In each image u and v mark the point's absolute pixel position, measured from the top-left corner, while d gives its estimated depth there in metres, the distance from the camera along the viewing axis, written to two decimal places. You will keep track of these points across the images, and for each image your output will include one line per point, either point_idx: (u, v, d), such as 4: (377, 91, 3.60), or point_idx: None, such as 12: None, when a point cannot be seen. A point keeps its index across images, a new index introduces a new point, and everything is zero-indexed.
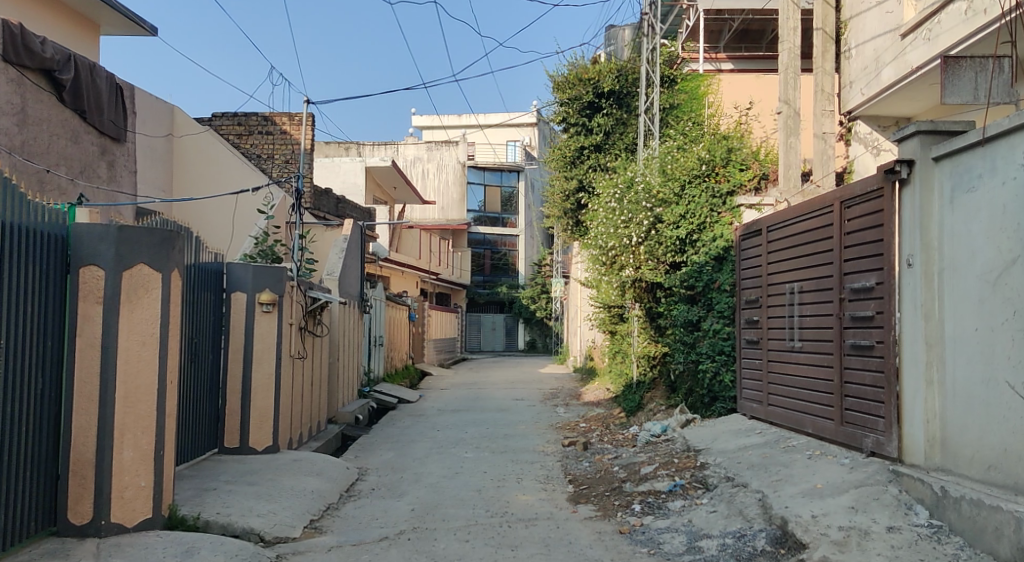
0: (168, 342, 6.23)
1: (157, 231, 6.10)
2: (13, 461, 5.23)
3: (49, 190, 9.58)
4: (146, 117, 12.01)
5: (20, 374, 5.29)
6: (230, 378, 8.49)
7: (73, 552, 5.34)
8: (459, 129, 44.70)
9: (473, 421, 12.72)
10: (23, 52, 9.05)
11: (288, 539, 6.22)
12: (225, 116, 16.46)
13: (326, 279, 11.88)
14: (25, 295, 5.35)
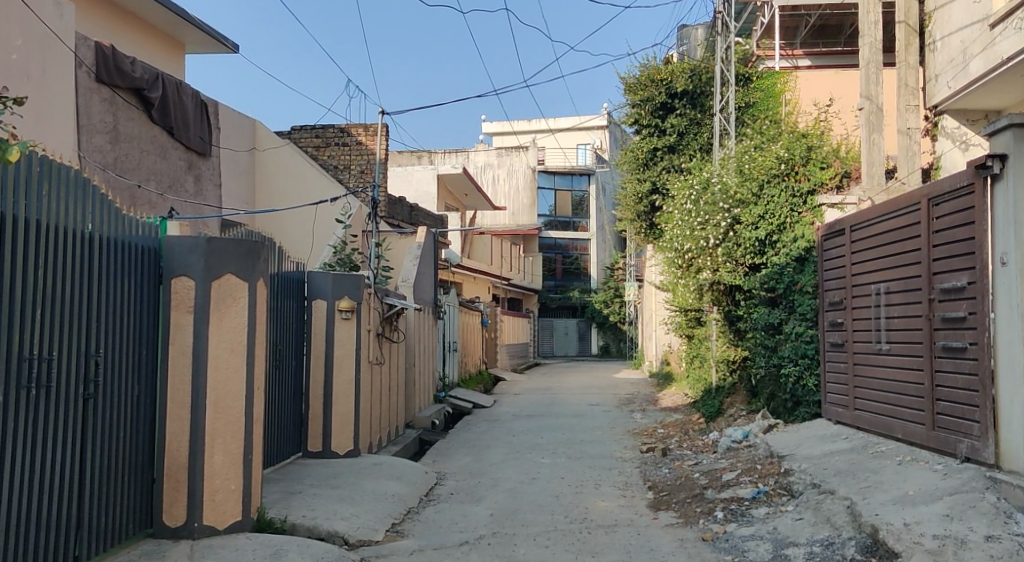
0: (254, 349, 6.40)
1: (243, 242, 6.29)
2: (113, 464, 5.46)
3: (140, 204, 9.99)
4: (229, 132, 12.39)
5: (119, 381, 5.53)
6: (312, 383, 8.69)
7: (168, 554, 5.53)
8: (529, 134, 45.54)
9: (548, 427, 12.74)
10: (113, 72, 9.45)
11: (371, 542, 6.31)
12: (304, 129, 16.89)
13: (402, 286, 12.05)
14: (123, 305, 5.60)
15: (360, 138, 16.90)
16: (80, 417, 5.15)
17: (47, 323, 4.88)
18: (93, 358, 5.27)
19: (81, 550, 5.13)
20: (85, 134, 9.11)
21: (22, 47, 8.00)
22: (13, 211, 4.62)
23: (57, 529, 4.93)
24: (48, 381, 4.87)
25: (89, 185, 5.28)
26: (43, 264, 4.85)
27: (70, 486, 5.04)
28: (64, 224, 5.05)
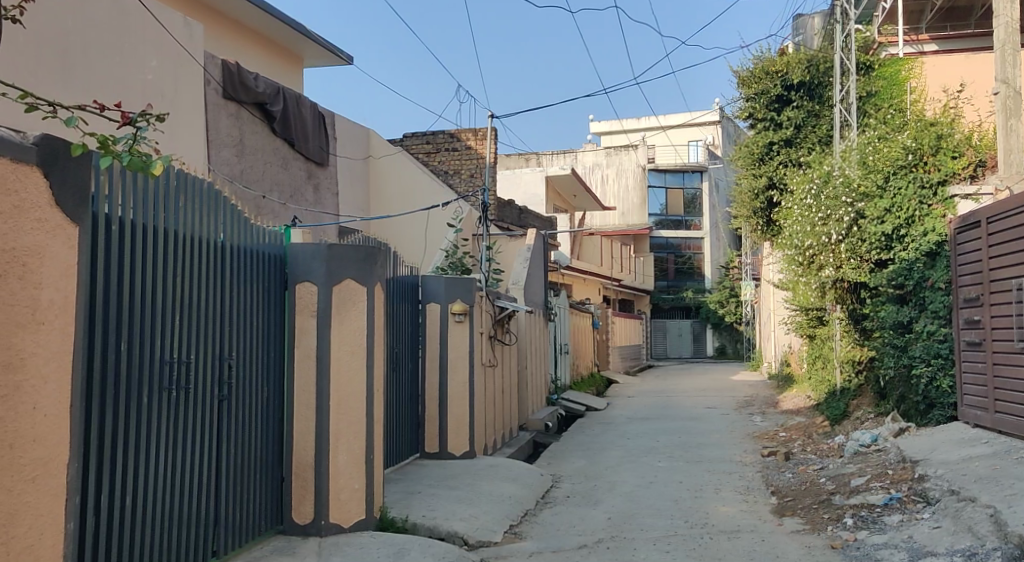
0: (374, 352, 6.60)
1: (362, 248, 6.48)
2: (245, 463, 5.80)
3: (265, 214, 10.45)
4: (346, 141, 12.84)
5: (250, 383, 5.88)
6: (428, 386, 8.87)
7: (298, 550, 5.77)
8: (638, 132, 47.90)
9: (663, 430, 12.57)
10: (238, 87, 9.88)
11: (490, 543, 6.36)
12: (415, 136, 17.29)
13: (512, 289, 12.22)
14: (252, 311, 5.94)
15: (469, 143, 17.13)
16: (214, 417, 5.52)
17: (184, 330, 5.26)
18: (226, 362, 5.64)
19: (219, 545, 5.49)
20: (214, 148, 9.58)
21: (157, 67, 8.60)
22: (152, 224, 5.03)
23: (197, 523, 5.31)
24: (185, 383, 5.27)
25: (218, 198, 5.64)
26: (179, 272, 5.25)
27: (206, 482, 5.41)
28: (198, 235, 5.43)
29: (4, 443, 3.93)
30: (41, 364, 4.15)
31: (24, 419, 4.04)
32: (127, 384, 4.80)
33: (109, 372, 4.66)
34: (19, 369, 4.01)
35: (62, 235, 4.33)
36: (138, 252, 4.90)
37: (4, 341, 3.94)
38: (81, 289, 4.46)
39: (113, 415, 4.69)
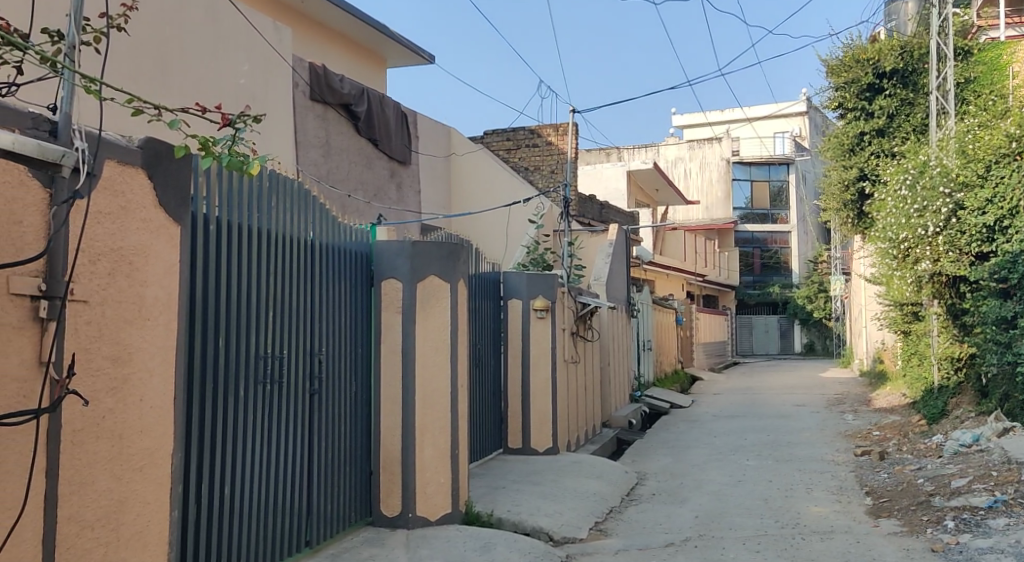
0: (457, 349, 6.72)
1: (444, 244, 6.62)
2: (336, 455, 5.97)
3: (350, 213, 10.64)
4: (427, 140, 13.08)
5: (339, 378, 6.05)
6: (510, 383, 8.96)
7: (387, 541, 5.90)
8: (723, 124, 49.58)
9: (750, 427, 12.38)
10: (323, 89, 10.12)
11: (576, 540, 6.34)
12: (496, 133, 17.46)
13: (594, 285, 12.31)
14: (341, 307, 6.11)
15: (550, 139, 17.22)
16: (307, 411, 5.71)
17: (276, 327, 5.47)
18: (317, 356, 5.82)
19: (313, 536, 5.67)
20: (303, 149, 9.85)
21: (249, 72, 8.93)
22: (246, 223, 5.24)
23: (292, 513, 5.51)
24: (278, 377, 5.46)
25: (309, 198, 5.82)
26: (272, 269, 5.44)
27: (299, 474, 5.60)
28: (290, 234, 5.62)
29: (113, 433, 4.25)
30: (147, 358, 4.45)
31: (131, 411, 4.35)
32: (224, 378, 5.03)
33: (207, 367, 4.89)
34: (126, 362, 4.34)
35: (164, 235, 4.59)
36: (233, 250, 5.11)
37: (111, 337, 4.26)
38: (181, 287, 4.71)
39: (211, 408, 4.92)
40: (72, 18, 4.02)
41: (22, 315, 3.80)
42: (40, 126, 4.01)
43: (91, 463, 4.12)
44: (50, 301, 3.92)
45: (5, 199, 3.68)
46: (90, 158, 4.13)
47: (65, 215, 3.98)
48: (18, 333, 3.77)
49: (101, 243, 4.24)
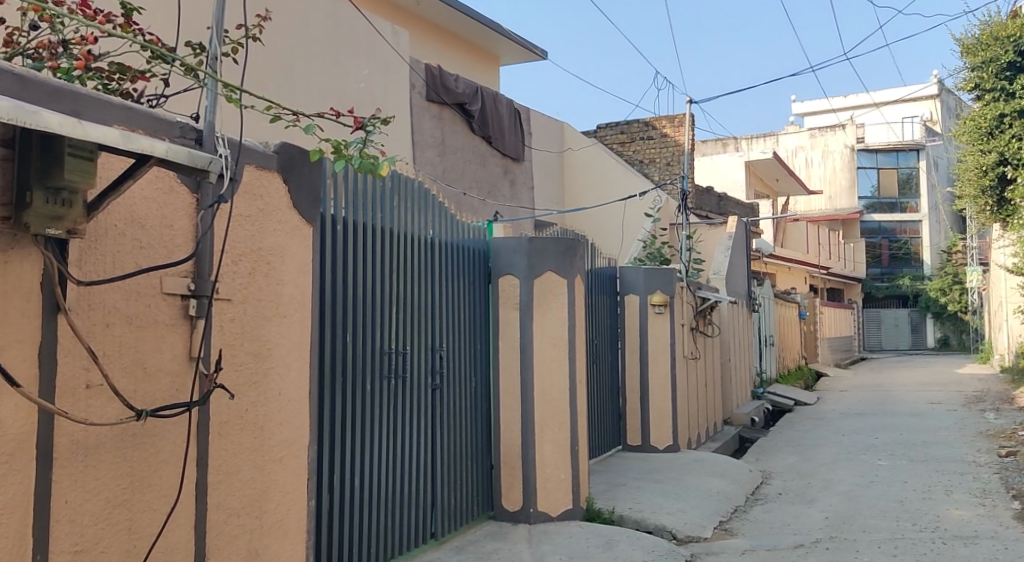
0: (576, 345, 6.76)
1: (561, 240, 6.68)
2: (457, 449, 6.11)
3: (465, 210, 11.63)
4: (540, 136, 14.57)
5: (459, 373, 6.18)
6: (629, 378, 10.11)
7: (509, 535, 6.01)
8: (848, 110, 49.77)
9: (882, 426, 11.95)
10: (440, 90, 11.02)
11: (700, 539, 6.29)
12: (610, 129, 18.73)
13: (713, 279, 13.02)
14: (459, 304, 6.26)
15: (664, 131, 18.32)
16: (429, 405, 5.85)
17: (399, 324, 5.61)
18: (438, 352, 5.96)
19: (437, 529, 5.81)
20: (419, 149, 10.77)
21: (369, 75, 9.78)
22: (370, 222, 5.39)
23: (417, 506, 5.66)
24: (401, 372, 5.60)
25: (429, 196, 5.97)
26: (396, 267, 5.60)
27: (424, 468, 5.75)
28: (411, 231, 5.77)
29: (255, 425, 4.45)
30: (285, 353, 4.65)
31: (271, 404, 4.55)
32: (354, 373, 5.20)
33: (339, 363, 5.07)
34: (266, 357, 4.54)
35: (299, 235, 4.79)
36: (358, 249, 5.27)
37: (252, 332, 4.48)
38: (313, 287, 4.91)
39: (341, 403, 5.10)
40: (213, 30, 4.18)
41: (174, 312, 4.09)
42: (187, 135, 4.27)
43: (236, 453, 4.33)
44: (199, 299, 4.17)
45: (156, 203, 4.03)
46: (232, 163, 4.33)
47: (210, 218, 4.25)
48: (171, 330, 4.06)
49: (243, 244, 4.46)
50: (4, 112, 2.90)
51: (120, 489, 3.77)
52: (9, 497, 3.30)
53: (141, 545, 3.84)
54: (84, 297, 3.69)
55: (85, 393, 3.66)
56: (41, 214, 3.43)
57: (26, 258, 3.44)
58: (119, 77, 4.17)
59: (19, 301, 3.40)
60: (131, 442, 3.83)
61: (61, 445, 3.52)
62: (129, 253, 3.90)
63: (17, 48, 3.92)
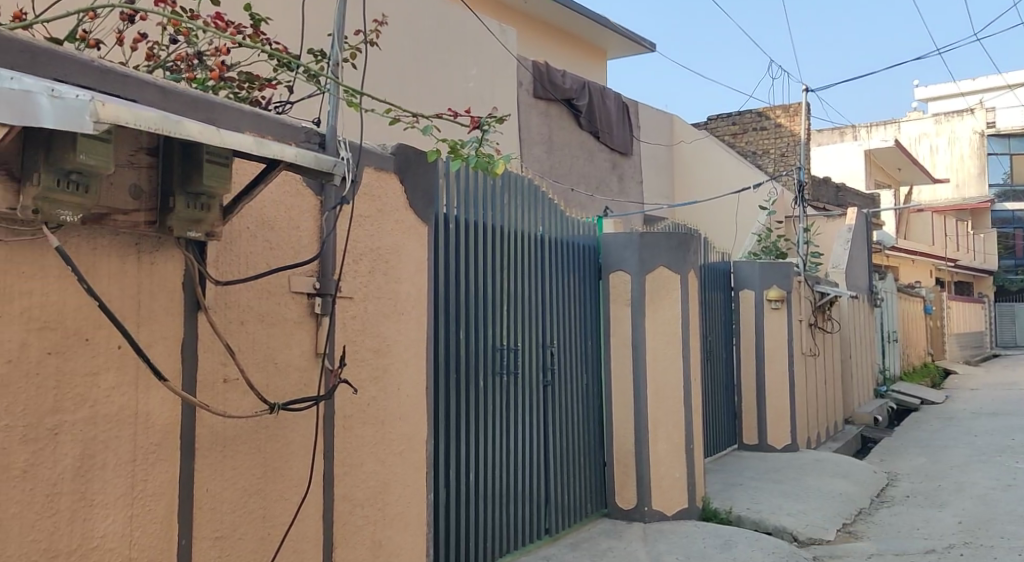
0: (689, 341, 6.82)
1: (674, 235, 6.74)
2: (570, 446, 6.23)
3: (574, 206, 12.31)
4: (648, 129, 15.19)
5: (571, 369, 6.30)
6: (745, 375, 10.43)
7: (624, 533, 6.06)
8: (977, 93, 48.04)
9: (1019, 427, 11.32)
10: (548, 87, 11.75)
11: (822, 541, 6.09)
12: (723, 121, 19.11)
13: (833, 272, 13.01)
14: (570, 301, 6.39)
15: (778, 120, 18.41)
16: (542, 403, 5.95)
17: (512, 321, 5.70)
18: (550, 349, 6.06)
19: (552, 526, 5.92)
20: (527, 146, 11.44)
21: (477, 75, 10.38)
22: (482, 220, 5.48)
23: (534, 503, 5.78)
24: (515, 369, 5.68)
25: (540, 194, 6.08)
26: (511, 265, 5.72)
27: (538, 466, 5.86)
28: (524, 228, 5.88)
29: (376, 419, 4.58)
30: (403, 350, 4.77)
31: (392, 398, 4.67)
32: (466, 369, 5.27)
33: (452, 358, 5.15)
34: (386, 353, 4.67)
35: (416, 235, 4.90)
36: (473, 247, 5.38)
37: (373, 330, 4.61)
38: (429, 285, 5.01)
39: (454, 398, 5.18)
40: (334, 37, 4.28)
41: (301, 310, 4.24)
42: (311, 139, 4.45)
43: (360, 446, 4.47)
44: (323, 297, 4.32)
45: (285, 206, 4.20)
46: (354, 165, 4.45)
47: (333, 220, 4.40)
48: (298, 327, 4.22)
49: (364, 243, 4.60)
50: (151, 123, 2.97)
51: (256, 478, 3.95)
52: (155, 484, 3.51)
53: (275, 532, 4.01)
54: (221, 296, 3.87)
55: (223, 387, 3.84)
56: (182, 217, 3.60)
57: (170, 258, 3.65)
58: (248, 86, 4.35)
59: (164, 300, 3.60)
60: (264, 434, 4.00)
61: (203, 435, 3.72)
62: (261, 253, 4.07)
63: (158, 61, 4.14)
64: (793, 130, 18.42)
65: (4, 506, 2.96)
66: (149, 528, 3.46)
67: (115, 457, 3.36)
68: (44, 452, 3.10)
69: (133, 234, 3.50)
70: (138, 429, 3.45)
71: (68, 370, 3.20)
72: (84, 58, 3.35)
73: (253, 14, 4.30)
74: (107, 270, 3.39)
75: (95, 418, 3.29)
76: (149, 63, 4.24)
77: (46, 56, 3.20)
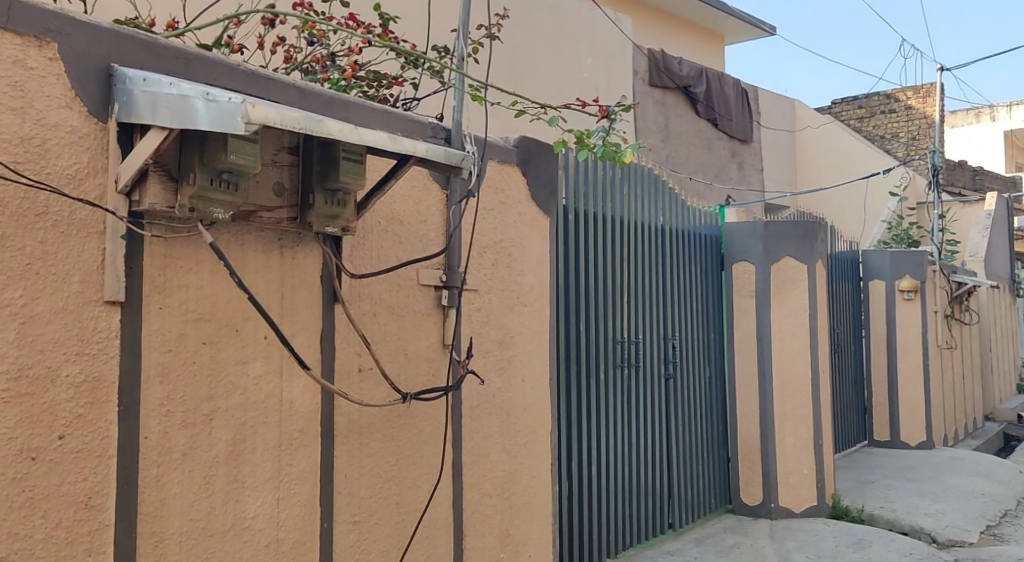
0: (817, 333, 6.80)
1: (800, 224, 6.79)
2: (694, 439, 6.41)
3: (691, 193, 12.35)
4: (768, 116, 15.66)
5: (694, 362, 6.49)
6: (876, 367, 10.50)
7: (750, 530, 6.09)
8: None
9: None
10: (663, 74, 11.71)
11: (964, 543, 6.04)
12: (849, 104, 18.78)
13: (971, 262, 12.78)
14: (693, 292, 6.55)
15: (909, 102, 17.90)
16: (665, 396, 6.08)
17: (633, 313, 5.75)
18: (671, 341, 6.17)
19: (676, 519, 6.08)
20: (643, 134, 11.51)
21: (592, 65, 10.37)
22: (602, 211, 5.49)
23: (659, 497, 5.91)
24: (635, 361, 5.73)
25: (662, 185, 6.18)
26: (631, 257, 5.76)
27: (663, 460, 5.98)
28: (648, 220, 6.00)
29: (502, 409, 4.64)
30: (527, 342, 4.81)
31: (516, 390, 4.72)
32: (586, 361, 5.30)
33: (572, 350, 5.16)
34: (510, 345, 4.72)
35: (538, 227, 4.93)
36: (593, 239, 5.39)
37: (498, 321, 4.67)
38: (550, 278, 5.03)
39: (575, 389, 5.20)
40: (459, 33, 4.28)
41: (429, 302, 4.33)
42: (438, 134, 4.52)
43: (486, 437, 4.53)
44: (450, 289, 4.40)
45: (414, 200, 4.29)
46: (480, 158, 4.51)
47: (459, 213, 4.46)
48: (427, 318, 4.31)
49: (487, 236, 4.65)
50: (295, 123, 2.95)
51: (389, 466, 4.04)
52: (299, 469, 3.62)
53: (409, 519, 4.11)
54: (356, 289, 3.99)
55: (358, 376, 3.96)
56: (322, 213, 3.70)
57: (309, 255, 3.76)
58: (377, 85, 4.46)
59: (305, 293, 3.73)
60: (397, 422, 4.09)
61: (339, 423, 3.82)
62: (391, 248, 4.17)
63: (296, 64, 4.30)
64: (927, 112, 17.75)
65: (165, 487, 3.09)
66: (294, 511, 3.59)
67: (264, 443, 3.47)
68: (200, 436, 3.22)
69: (276, 231, 3.62)
70: (283, 415, 3.57)
71: (222, 358, 3.32)
72: (233, 62, 3.42)
73: (382, 14, 4.38)
74: (253, 266, 3.52)
75: (245, 405, 3.41)
76: (287, 65, 4.40)
77: (200, 62, 3.25)
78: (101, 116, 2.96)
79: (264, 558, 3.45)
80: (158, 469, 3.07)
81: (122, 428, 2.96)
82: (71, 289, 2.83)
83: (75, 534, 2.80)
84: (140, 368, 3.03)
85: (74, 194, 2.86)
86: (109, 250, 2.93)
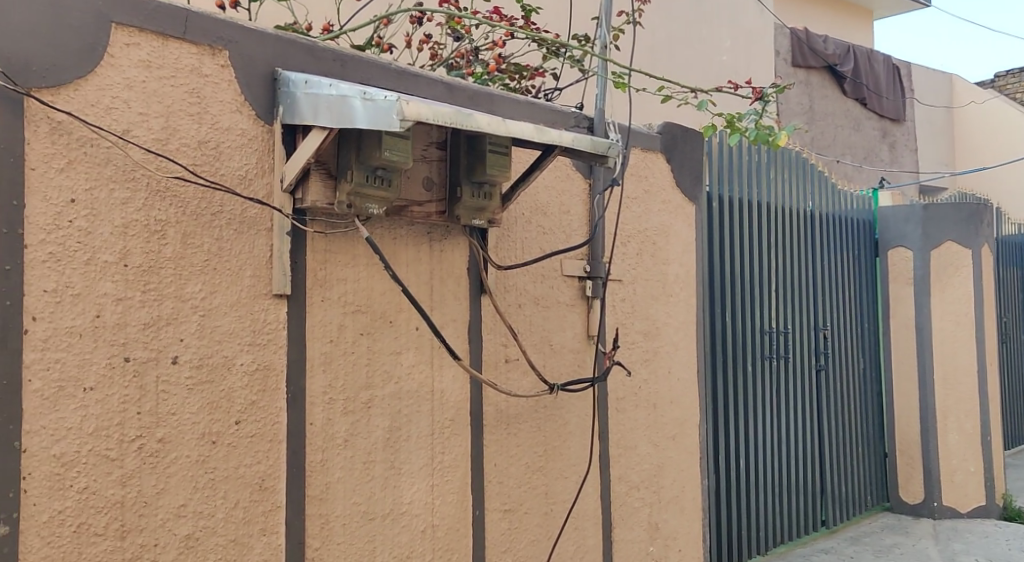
0: (983, 322, 6.51)
1: (964, 207, 6.47)
2: (849, 435, 6.23)
3: (838, 176, 11.82)
4: (922, 91, 14.79)
5: (848, 354, 6.31)
6: None
7: (911, 531, 5.91)
8: None
9: None
10: (808, 54, 11.30)
11: None
12: (1014, 77, 17.46)
13: None
14: (846, 281, 6.36)
15: None
16: (816, 389, 5.90)
17: (782, 303, 5.59)
18: (822, 331, 5.97)
19: (830, 517, 5.91)
20: (789, 116, 11.09)
21: (731, 48, 10.07)
22: (747, 197, 5.36)
23: (811, 494, 5.76)
24: (785, 352, 5.57)
25: (811, 169, 5.99)
26: (778, 245, 5.59)
27: (815, 455, 5.83)
28: (798, 206, 5.85)
29: (649, 401, 4.59)
30: (672, 332, 4.74)
31: (662, 382, 4.66)
32: (733, 354, 5.19)
33: (719, 341, 5.06)
34: (655, 336, 4.65)
35: (682, 214, 4.84)
36: (738, 225, 5.28)
37: (642, 312, 4.61)
38: (696, 268, 4.93)
39: (722, 382, 5.11)
40: (601, 20, 4.25)
41: (573, 293, 4.33)
42: (580, 123, 4.49)
43: (633, 428, 4.50)
44: (593, 280, 4.37)
45: (556, 191, 4.29)
46: (624, 146, 4.48)
47: (603, 203, 4.43)
48: (571, 309, 4.31)
49: (631, 226, 4.60)
50: (447, 119, 2.99)
51: (537, 456, 4.07)
52: (451, 456, 3.70)
53: (558, 509, 4.14)
54: (501, 281, 4.03)
55: (506, 366, 4.01)
56: (468, 206, 3.73)
57: (456, 247, 3.83)
58: (519, 77, 4.51)
59: (453, 286, 3.80)
60: (545, 413, 4.11)
61: (489, 413, 3.87)
62: (535, 238, 4.19)
63: (443, 61, 4.40)
64: None
65: (330, 471, 3.22)
66: (447, 498, 3.67)
67: (418, 430, 3.56)
68: (360, 423, 3.33)
69: (426, 224, 3.70)
70: (435, 404, 3.64)
71: (378, 348, 3.42)
72: (386, 61, 3.50)
73: (524, 6, 4.42)
74: (406, 258, 3.62)
75: (400, 393, 3.50)
76: (433, 63, 4.51)
77: (355, 63, 3.36)
78: (268, 118, 3.09)
79: (420, 543, 3.53)
80: (323, 454, 3.19)
81: (291, 414, 3.09)
82: (243, 283, 2.96)
83: (251, 515, 2.94)
84: (305, 357, 3.15)
85: (245, 193, 2.99)
86: (276, 246, 3.05)
